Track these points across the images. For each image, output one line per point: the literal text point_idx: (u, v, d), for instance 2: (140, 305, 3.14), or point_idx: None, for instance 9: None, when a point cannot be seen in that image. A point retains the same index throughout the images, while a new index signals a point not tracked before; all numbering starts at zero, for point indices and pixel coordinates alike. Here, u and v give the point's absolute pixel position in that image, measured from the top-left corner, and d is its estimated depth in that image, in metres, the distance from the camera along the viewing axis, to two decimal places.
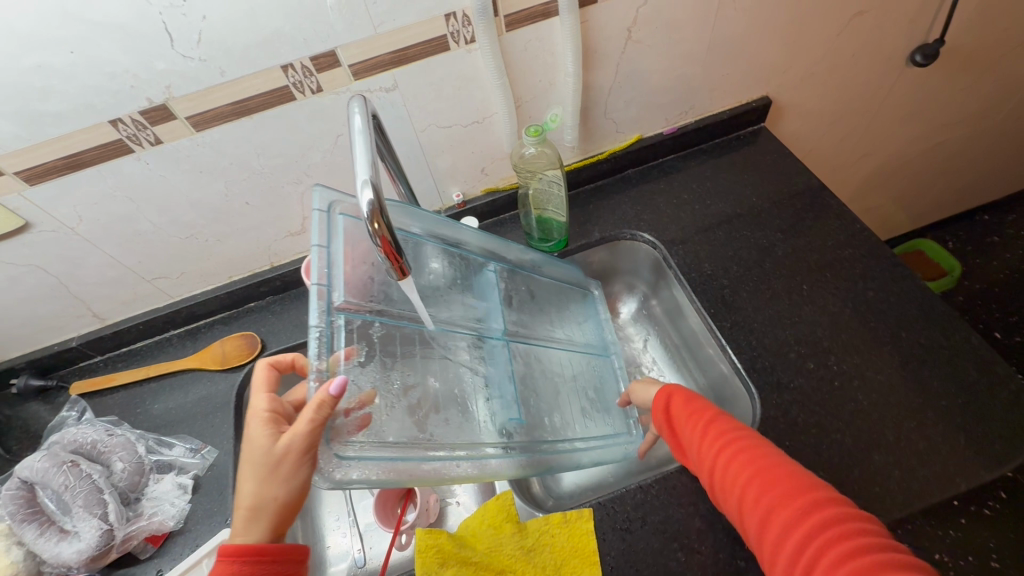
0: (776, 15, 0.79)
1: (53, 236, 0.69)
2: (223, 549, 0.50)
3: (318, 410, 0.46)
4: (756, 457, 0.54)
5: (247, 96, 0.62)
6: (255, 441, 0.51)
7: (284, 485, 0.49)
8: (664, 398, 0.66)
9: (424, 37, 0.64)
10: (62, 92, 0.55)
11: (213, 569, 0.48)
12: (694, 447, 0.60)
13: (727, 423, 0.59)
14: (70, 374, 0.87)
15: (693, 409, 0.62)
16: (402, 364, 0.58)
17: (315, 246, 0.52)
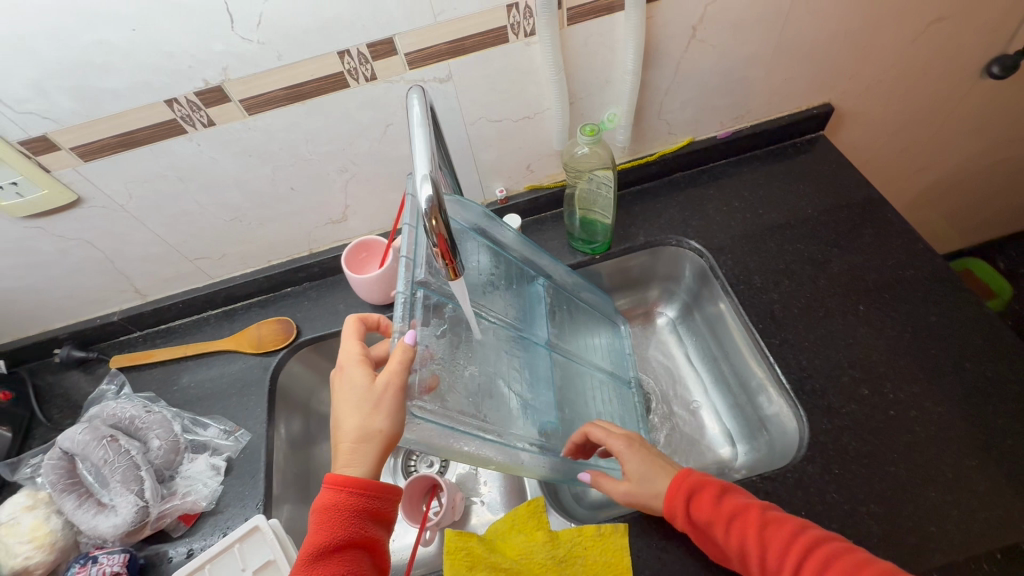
0: (849, 16, 0.75)
1: (102, 212, 0.69)
2: (330, 477, 0.48)
3: (403, 353, 0.47)
4: (841, 563, 0.46)
5: (302, 81, 0.61)
6: (354, 380, 0.50)
7: (391, 413, 0.47)
8: (684, 502, 0.54)
9: (483, 27, 0.61)
10: (121, 70, 0.55)
11: (322, 495, 0.48)
12: (742, 553, 0.51)
13: (782, 521, 0.51)
14: (109, 347, 0.88)
15: (724, 505, 0.53)
16: (462, 349, 0.56)
17: (405, 226, 0.52)
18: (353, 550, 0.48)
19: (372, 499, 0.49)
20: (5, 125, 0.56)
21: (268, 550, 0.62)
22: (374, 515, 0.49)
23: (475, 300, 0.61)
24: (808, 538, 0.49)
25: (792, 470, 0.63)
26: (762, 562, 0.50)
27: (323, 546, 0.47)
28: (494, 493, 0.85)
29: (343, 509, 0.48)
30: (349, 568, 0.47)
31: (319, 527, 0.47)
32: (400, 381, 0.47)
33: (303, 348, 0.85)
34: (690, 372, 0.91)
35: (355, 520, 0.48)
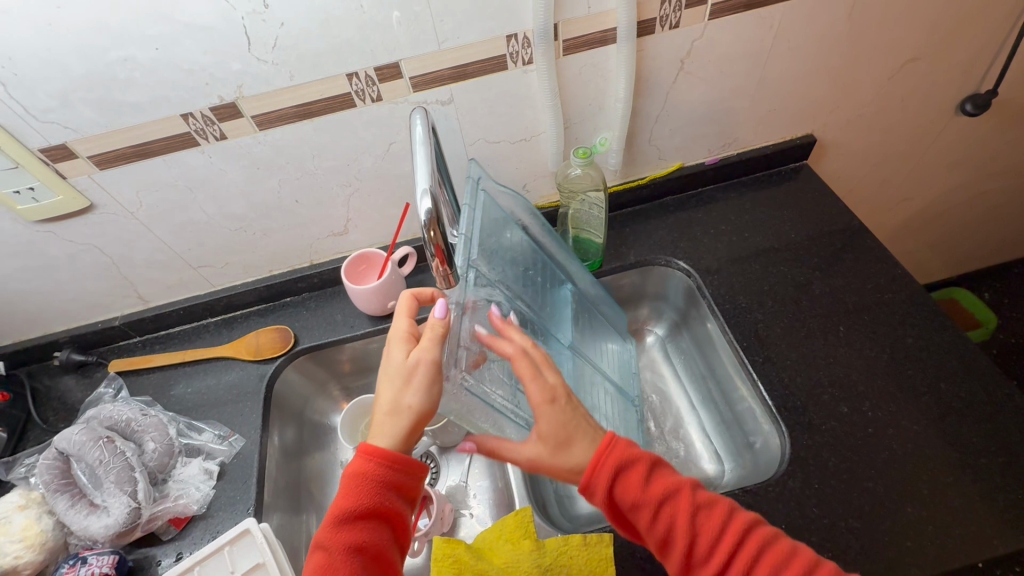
0: (828, 54, 0.80)
1: (112, 219, 0.72)
2: (360, 445, 0.50)
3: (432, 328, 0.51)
4: (774, 557, 0.45)
5: (311, 100, 0.65)
6: (396, 355, 0.52)
7: (424, 388, 0.49)
8: (612, 479, 0.49)
9: (484, 55, 0.66)
10: (142, 85, 0.58)
11: (352, 462, 0.49)
12: (667, 538, 0.48)
13: (712, 508, 0.49)
14: (108, 352, 0.90)
15: (653, 485, 0.49)
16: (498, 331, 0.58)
17: (464, 205, 0.55)
18: (375, 519, 0.49)
19: (396, 472, 0.50)
20: (27, 133, 0.59)
21: (257, 553, 0.62)
22: (398, 489, 0.50)
23: (511, 288, 0.63)
24: (739, 526, 0.47)
25: (773, 483, 0.65)
26: (688, 551, 0.47)
27: (346, 512, 0.48)
28: (484, 508, 0.86)
29: (368, 479, 0.49)
30: (370, 536, 0.48)
31: (344, 493, 0.49)
32: (432, 358, 0.50)
33: (300, 357, 0.86)
34: (678, 390, 0.93)
35: (379, 491, 0.49)
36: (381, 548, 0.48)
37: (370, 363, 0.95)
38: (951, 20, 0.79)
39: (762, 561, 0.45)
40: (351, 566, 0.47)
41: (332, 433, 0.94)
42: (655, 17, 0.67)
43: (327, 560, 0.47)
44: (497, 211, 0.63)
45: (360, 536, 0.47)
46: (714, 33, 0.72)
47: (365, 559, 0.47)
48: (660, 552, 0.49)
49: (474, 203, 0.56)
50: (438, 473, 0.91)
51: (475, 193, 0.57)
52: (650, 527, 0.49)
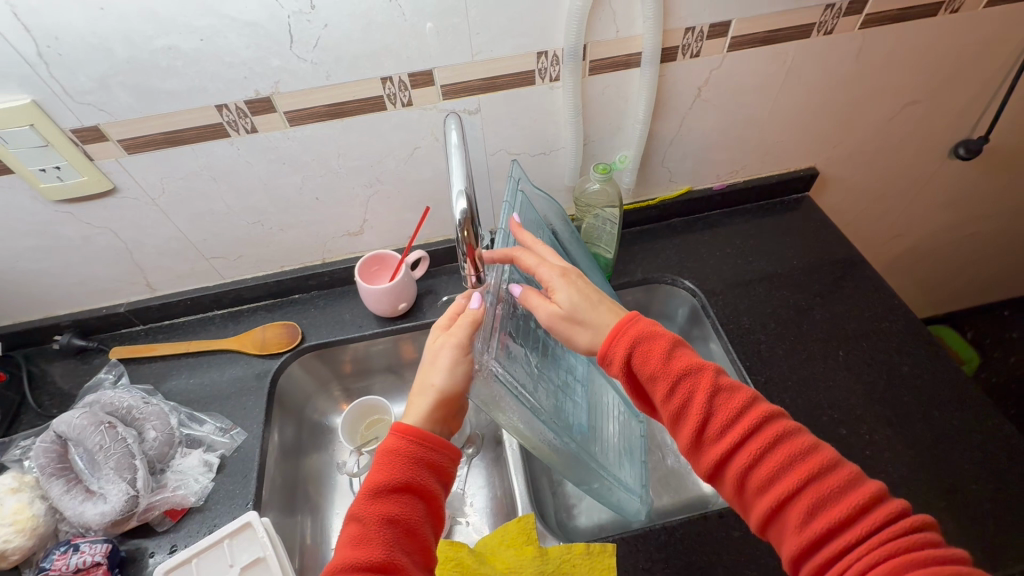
0: (835, 92, 0.84)
1: (133, 204, 0.72)
2: (395, 424, 0.52)
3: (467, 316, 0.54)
4: (789, 447, 0.43)
5: (344, 101, 0.66)
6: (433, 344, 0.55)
7: (447, 368, 0.52)
8: (628, 348, 0.49)
9: (514, 69, 0.68)
10: (181, 74, 0.59)
11: (386, 439, 0.51)
12: (678, 411, 0.47)
13: (732, 393, 0.46)
14: (110, 338, 0.89)
15: (673, 362, 0.48)
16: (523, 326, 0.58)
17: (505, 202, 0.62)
18: (408, 495, 0.49)
19: (430, 450, 0.51)
20: (62, 112, 0.60)
21: (258, 546, 0.61)
22: (431, 467, 0.51)
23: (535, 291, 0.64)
24: (759, 412, 0.45)
25: None
26: (699, 427, 0.45)
27: (382, 484, 0.48)
28: (480, 517, 0.86)
29: (404, 454, 0.50)
30: (403, 510, 0.48)
31: (380, 468, 0.49)
32: (462, 339, 0.52)
33: (306, 354, 0.87)
34: None
35: (412, 467, 0.50)
36: (413, 524, 0.48)
37: (374, 364, 0.95)
38: (949, 68, 0.85)
39: (777, 448, 0.43)
40: (384, 537, 0.46)
41: (330, 434, 0.94)
42: (678, 45, 0.71)
43: (361, 532, 0.47)
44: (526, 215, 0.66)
45: (394, 509, 0.48)
46: (732, 65, 0.75)
47: (398, 533, 0.47)
48: (671, 428, 0.47)
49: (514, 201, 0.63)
50: None
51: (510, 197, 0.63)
52: (664, 398, 0.47)
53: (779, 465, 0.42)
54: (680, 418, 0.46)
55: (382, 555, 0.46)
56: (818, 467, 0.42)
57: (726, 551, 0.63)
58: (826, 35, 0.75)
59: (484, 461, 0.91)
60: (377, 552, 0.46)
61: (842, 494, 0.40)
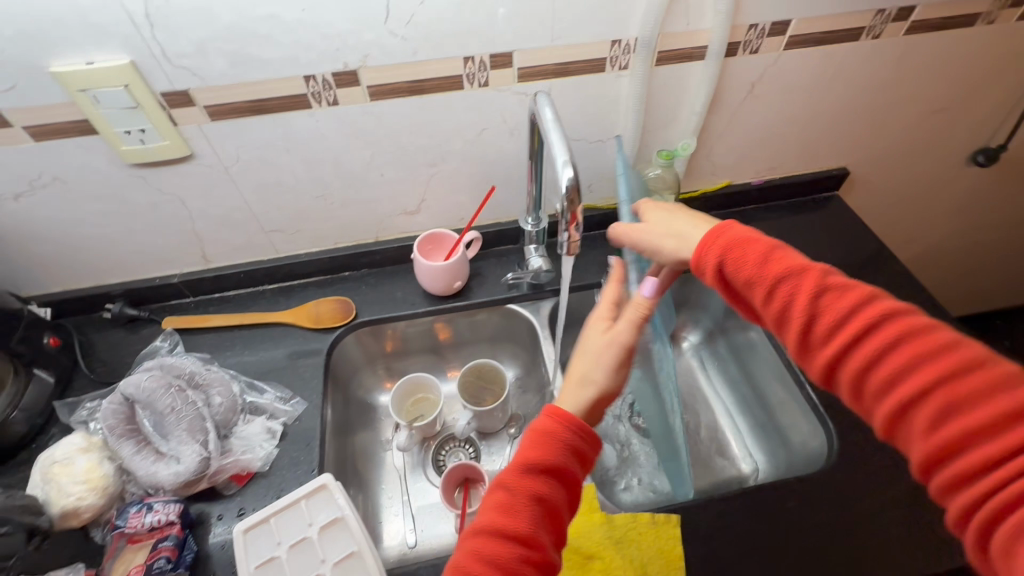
0: (873, 95, 0.89)
1: (205, 171, 0.73)
2: (548, 405, 0.55)
3: (635, 309, 0.57)
4: (909, 343, 0.42)
5: (425, 78, 0.69)
6: (591, 335, 0.59)
7: (608, 365, 0.56)
8: (719, 256, 0.51)
9: (588, 56, 0.71)
10: (278, 42, 0.61)
11: (541, 420, 0.53)
12: (781, 315, 0.47)
13: (843, 292, 0.45)
14: (159, 309, 0.89)
15: (772, 266, 0.48)
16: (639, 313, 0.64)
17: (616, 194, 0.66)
18: (556, 477, 0.51)
19: (581, 442, 0.52)
20: (156, 75, 0.61)
21: (335, 507, 0.63)
22: (577, 453, 0.52)
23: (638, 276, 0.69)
24: (874, 310, 0.44)
25: (822, 473, 0.70)
26: (805, 328, 0.46)
27: (534, 462, 0.50)
28: None
29: (557, 439, 0.51)
30: (550, 491, 0.50)
31: (533, 446, 0.51)
32: (627, 341, 0.57)
33: (359, 329, 0.88)
34: (711, 394, 0.96)
35: (563, 451, 0.51)
36: (557, 507, 0.50)
37: (413, 345, 0.96)
38: (978, 77, 0.90)
39: (894, 343, 0.42)
40: (530, 512, 0.49)
41: (374, 411, 0.95)
42: (740, 41, 0.74)
43: (509, 501, 0.49)
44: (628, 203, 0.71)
45: (544, 490, 0.49)
46: (785, 63, 0.79)
47: (545, 510, 0.49)
48: (777, 334, 0.49)
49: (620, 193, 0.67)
50: (478, 456, 0.92)
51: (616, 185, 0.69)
52: (763, 304, 0.48)
53: (897, 362, 0.42)
54: (783, 324, 0.47)
55: (529, 530, 0.48)
56: (942, 361, 0.40)
57: (781, 518, 0.67)
58: (873, 38, 0.80)
59: None
60: (525, 527, 0.48)
61: (970, 388, 0.39)
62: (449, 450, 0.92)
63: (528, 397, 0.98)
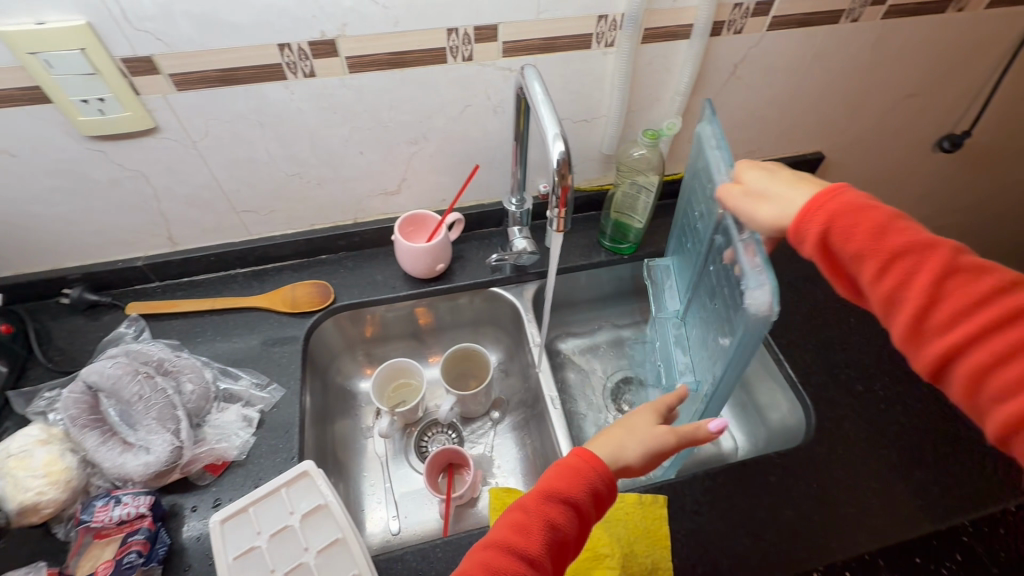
0: (850, 80, 0.91)
1: (172, 146, 0.69)
2: (583, 447, 0.54)
3: (699, 429, 0.55)
4: None
5: (407, 50, 0.66)
6: (642, 415, 0.58)
7: (648, 446, 0.54)
8: (829, 222, 0.48)
9: (574, 31, 0.70)
10: (249, 7, 0.57)
11: (571, 455, 0.53)
12: (894, 294, 0.45)
13: (970, 278, 0.43)
14: (122, 294, 0.84)
15: (892, 240, 0.46)
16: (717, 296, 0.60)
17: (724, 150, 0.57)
18: (574, 512, 0.50)
19: (606, 485, 0.52)
20: (116, 39, 0.57)
21: (317, 495, 0.60)
22: (599, 496, 0.52)
23: (704, 250, 0.63)
24: (1008, 300, 0.42)
25: (803, 448, 0.72)
26: (921, 310, 0.44)
27: (556, 491, 0.50)
28: (508, 477, 0.88)
29: (582, 474, 0.51)
30: (565, 524, 0.49)
31: (558, 477, 0.51)
32: (675, 441, 0.55)
33: (338, 314, 0.86)
34: None
35: (586, 490, 0.51)
36: (569, 541, 0.50)
37: (393, 331, 0.94)
38: (947, 64, 0.93)
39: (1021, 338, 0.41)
40: (541, 539, 0.49)
41: (355, 399, 0.93)
42: (725, 20, 0.74)
43: (523, 522, 0.49)
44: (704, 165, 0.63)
45: (561, 521, 0.49)
46: (768, 45, 0.80)
47: (555, 541, 0.49)
48: (884, 311, 0.47)
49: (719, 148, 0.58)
50: (463, 442, 0.91)
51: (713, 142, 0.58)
52: (875, 281, 0.46)
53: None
54: (895, 303, 0.45)
55: (539, 556, 0.48)
56: None
57: (764, 493, 0.68)
58: (852, 22, 0.81)
59: (510, 425, 0.93)
60: (536, 553, 0.48)
61: None
62: (432, 436, 0.91)
63: (512, 381, 0.97)
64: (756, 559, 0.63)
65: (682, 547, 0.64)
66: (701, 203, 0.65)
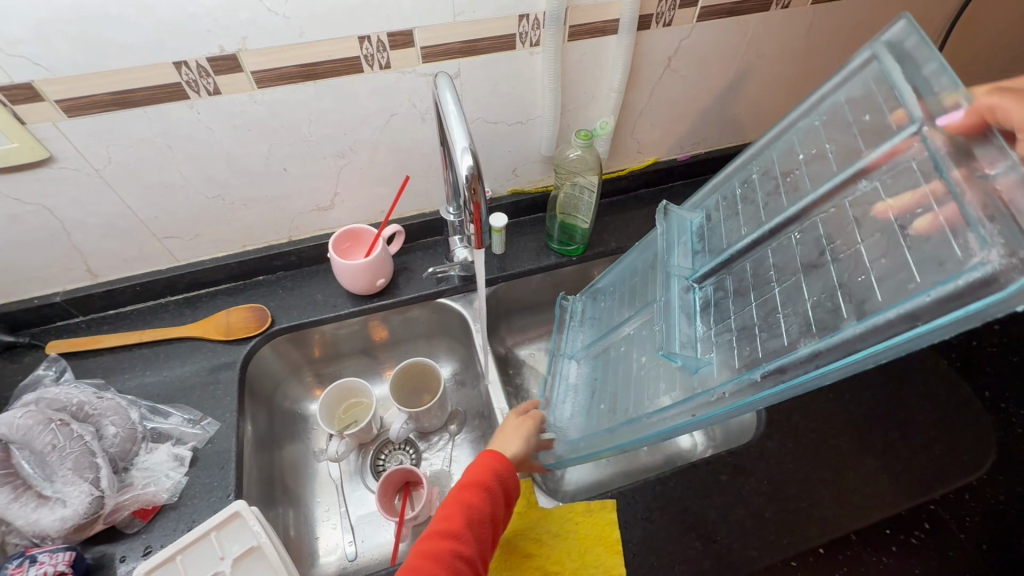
0: (787, 66, 0.90)
1: (73, 175, 0.64)
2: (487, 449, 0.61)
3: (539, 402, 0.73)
4: None
5: (318, 61, 0.63)
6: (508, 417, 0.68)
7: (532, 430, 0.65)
8: None
9: (496, 32, 0.67)
10: (134, 24, 0.53)
11: (483, 452, 0.60)
12: None
13: None
14: (42, 333, 0.79)
15: None
16: (815, 271, 0.43)
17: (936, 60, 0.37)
18: (490, 496, 0.56)
19: (515, 473, 0.60)
20: None
21: (250, 536, 0.58)
22: (509, 484, 0.59)
23: (820, 199, 0.44)
24: None
25: (754, 444, 0.71)
26: None
27: (473, 479, 0.57)
28: None
29: (491, 461, 0.59)
30: (483, 506, 0.55)
31: (472, 469, 0.58)
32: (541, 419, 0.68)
33: (277, 338, 0.82)
34: None
35: (499, 477, 0.58)
36: (492, 520, 0.56)
37: (342, 349, 0.91)
38: None
39: None
40: (467, 518, 0.54)
41: (305, 422, 0.90)
42: (653, 13, 0.72)
43: (449, 509, 0.55)
44: (849, 102, 0.45)
45: (481, 501, 0.56)
46: (700, 35, 0.78)
47: (477, 520, 0.54)
48: None
49: (926, 60, 0.38)
50: (420, 459, 0.89)
51: (893, 62, 0.41)
52: None
53: None
54: None
55: (466, 535, 0.53)
56: None
57: (717, 493, 0.67)
58: (783, 8, 0.79)
59: (468, 437, 0.91)
60: (464, 532, 0.53)
61: None
62: (388, 454, 0.88)
63: (467, 392, 0.95)
64: (709, 562, 0.62)
65: (634, 557, 0.62)
66: (815, 149, 0.47)
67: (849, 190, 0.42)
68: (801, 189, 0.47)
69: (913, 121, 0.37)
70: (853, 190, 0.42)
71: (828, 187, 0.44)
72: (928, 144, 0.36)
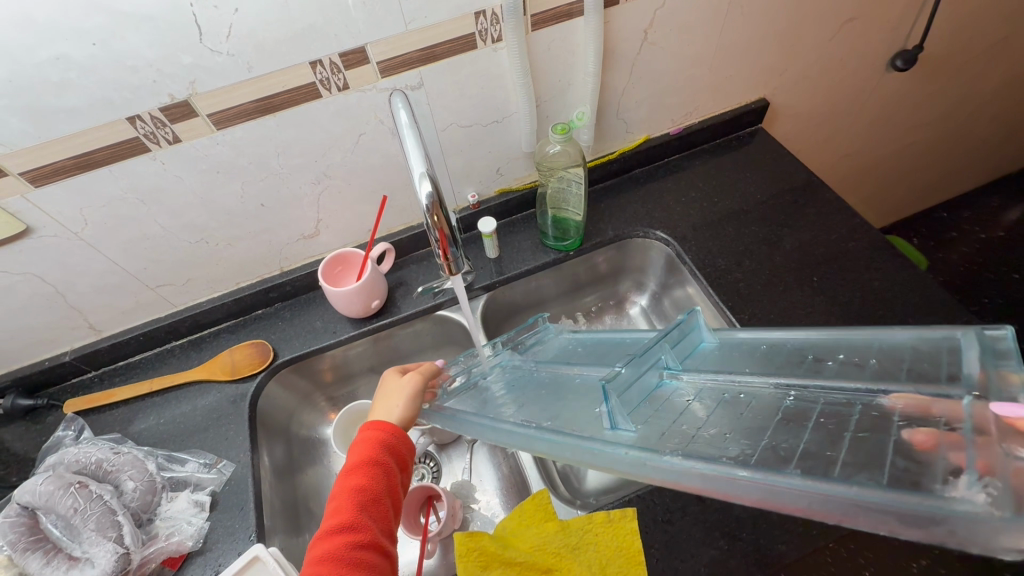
0: (777, 18, 0.82)
1: (54, 242, 0.65)
2: (368, 424, 0.60)
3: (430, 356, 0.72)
4: None
5: (272, 93, 0.60)
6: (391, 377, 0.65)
7: (408, 396, 0.61)
8: None
9: (451, 35, 0.63)
10: (81, 86, 0.53)
11: (364, 431, 0.60)
12: None
13: None
14: (59, 392, 0.81)
15: None
16: (789, 426, 0.35)
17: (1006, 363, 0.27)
18: (380, 475, 0.57)
19: (403, 440, 0.61)
20: None
21: None
22: (395, 453, 0.59)
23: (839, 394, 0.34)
24: None
25: None
26: None
27: (358, 463, 0.57)
28: (492, 499, 0.84)
29: (373, 441, 0.59)
30: (373, 489, 0.56)
31: (357, 452, 0.58)
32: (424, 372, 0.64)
33: (281, 371, 0.82)
34: None
35: (384, 452, 0.58)
36: (389, 495, 0.57)
37: (348, 372, 0.90)
38: None
39: None
40: (356, 508, 0.54)
41: (322, 446, 0.88)
42: None
43: (338, 504, 0.55)
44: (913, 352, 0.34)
45: (369, 484, 0.56)
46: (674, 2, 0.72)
47: (370, 503, 0.55)
48: None
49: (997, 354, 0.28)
50: (440, 471, 0.88)
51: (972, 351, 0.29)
52: None
53: None
54: None
55: (362, 522, 0.54)
56: None
57: None
58: None
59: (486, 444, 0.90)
60: (359, 520, 0.54)
61: None
62: None
63: None
64: (735, 562, 0.60)
65: (657, 563, 0.60)
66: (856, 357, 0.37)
67: (868, 395, 0.33)
68: (824, 375, 0.37)
69: (967, 383, 0.28)
70: (871, 398, 0.32)
71: (851, 383, 0.34)
72: (965, 405, 0.26)
